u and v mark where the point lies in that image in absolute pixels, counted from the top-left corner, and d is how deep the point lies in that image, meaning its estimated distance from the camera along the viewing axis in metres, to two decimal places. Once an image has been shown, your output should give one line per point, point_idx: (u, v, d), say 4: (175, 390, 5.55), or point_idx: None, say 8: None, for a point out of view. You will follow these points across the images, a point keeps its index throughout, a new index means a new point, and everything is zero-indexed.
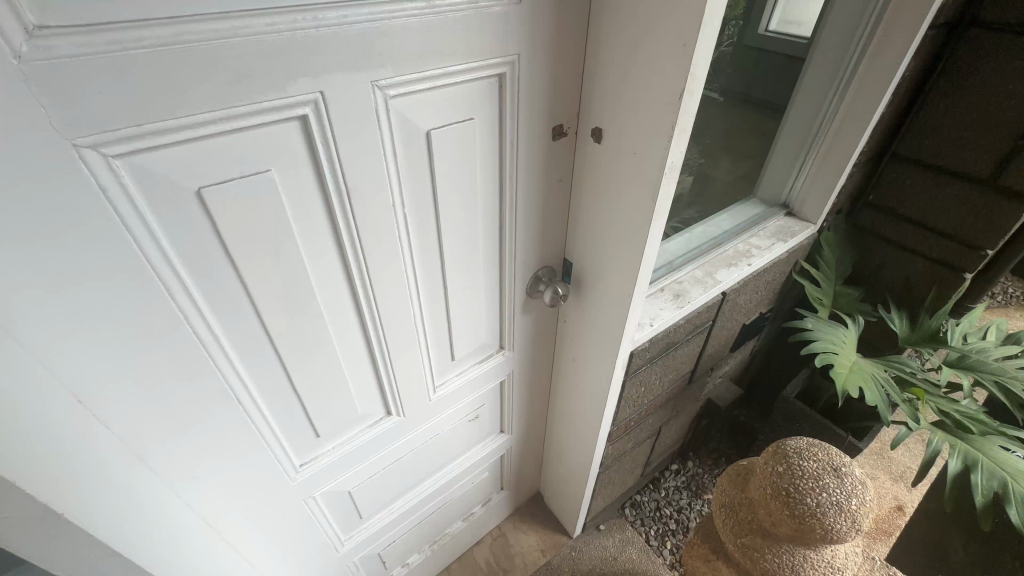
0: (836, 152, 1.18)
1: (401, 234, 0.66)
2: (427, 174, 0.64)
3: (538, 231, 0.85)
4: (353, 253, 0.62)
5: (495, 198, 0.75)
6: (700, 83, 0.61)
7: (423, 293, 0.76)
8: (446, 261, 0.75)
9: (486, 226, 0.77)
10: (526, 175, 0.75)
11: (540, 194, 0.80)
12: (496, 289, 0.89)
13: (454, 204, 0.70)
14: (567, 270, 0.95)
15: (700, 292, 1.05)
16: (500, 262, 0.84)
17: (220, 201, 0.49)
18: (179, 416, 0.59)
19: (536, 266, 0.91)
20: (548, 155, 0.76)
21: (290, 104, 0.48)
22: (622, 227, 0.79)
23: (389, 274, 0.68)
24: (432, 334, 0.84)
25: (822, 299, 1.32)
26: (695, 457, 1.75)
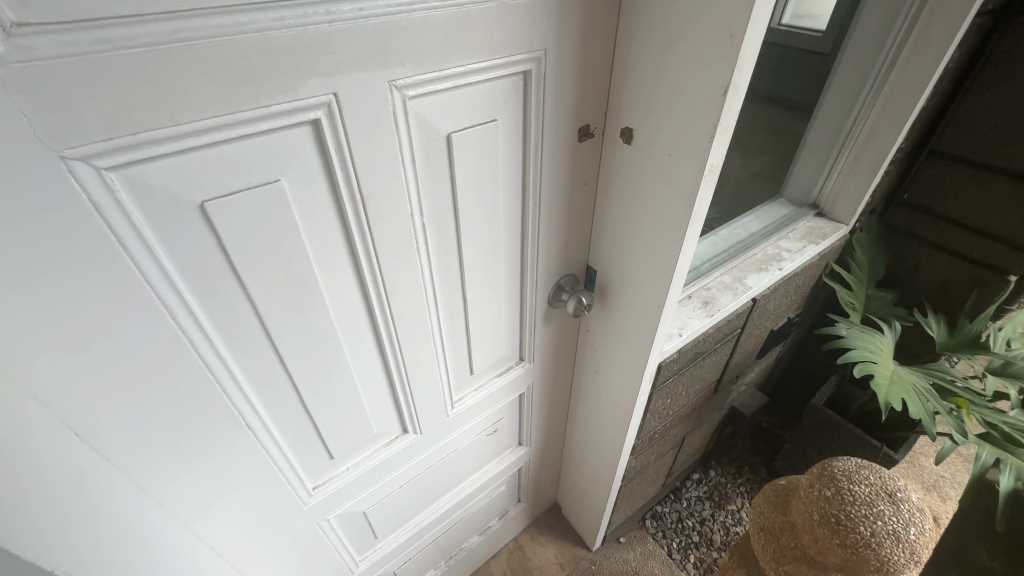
0: (871, 151, 1.12)
1: (420, 245, 0.62)
2: (447, 180, 0.59)
3: (561, 238, 0.80)
4: (369, 266, 0.58)
5: (518, 205, 0.70)
6: (745, 77, 0.56)
7: (441, 307, 0.72)
8: (466, 273, 0.71)
9: (508, 235, 0.72)
10: (551, 179, 0.71)
11: (565, 199, 0.75)
12: (517, 300, 0.84)
13: (476, 212, 0.65)
14: (592, 277, 0.91)
15: (730, 299, 1.00)
16: (521, 271, 0.80)
17: (225, 215, 0.45)
18: (184, 444, 0.55)
19: (558, 275, 0.86)
20: (573, 158, 0.71)
21: (301, 107, 0.44)
22: (654, 234, 0.74)
23: (407, 287, 0.64)
24: (451, 348, 0.79)
25: (853, 304, 1.26)
26: (717, 466, 1.70)
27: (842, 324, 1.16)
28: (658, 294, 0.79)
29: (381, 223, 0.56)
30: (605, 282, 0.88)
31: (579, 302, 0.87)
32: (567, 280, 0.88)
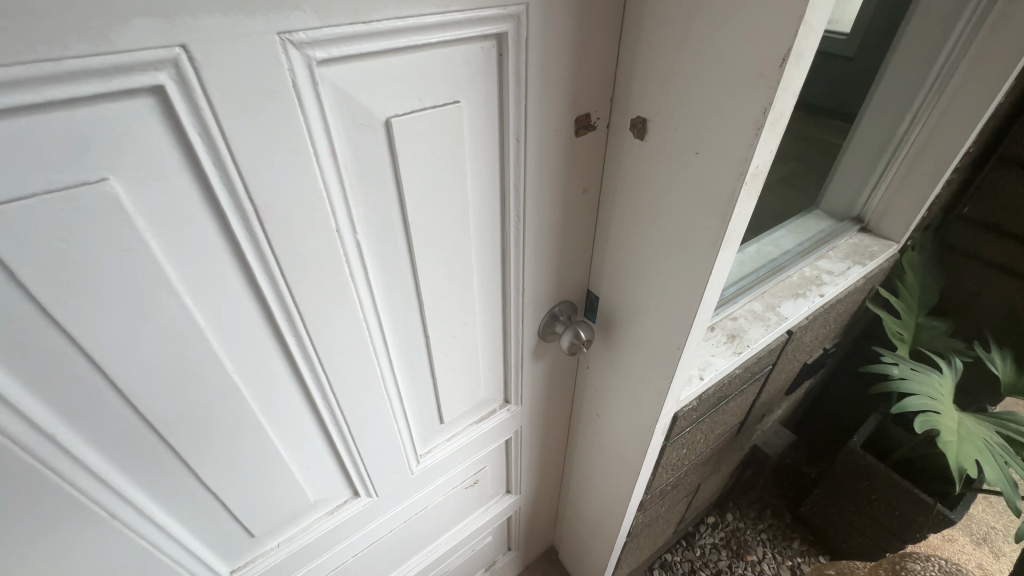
0: (931, 156, 0.93)
1: (354, 270, 0.46)
2: (389, 182, 0.43)
3: (554, 258, 0.64)
4: (278, 299, 0.42)
5: (495, 217, 0.54)
6: (810, 42, 0.39)
7: (395, 347, 0.55)
8: (426, 303, 0.54)
9: (481, 255, 0.56)
10: (538, 184, 0.54)
11: (557, 210, 0.59)
12: (499, 334, 0.68)
13: (435, 227, 0.49)
14: (594, 307, 0.74)
15: (762, 332, 0.82)
16: (501, 300, 0.63)
17: (11, 233, 0.29)
18: (8, 543, 0.40)
19: (551, 303, 0.70)
20: (566, 157, 0.55)
21: (126, 67, 0.28)
22: (675, 258, 0.56)
23: (339, 326, 0.48)
24: (412, 395, 0.63)
25: (900, 336, 1.08)
26: (735, 508, 1.51)
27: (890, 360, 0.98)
28: (677, 334, 0.61)
29: (289, 243, 0.40)
30: (610, 314, 0.71)
31: (581, 336, 0.70)
32: (562, 309, 0.72)
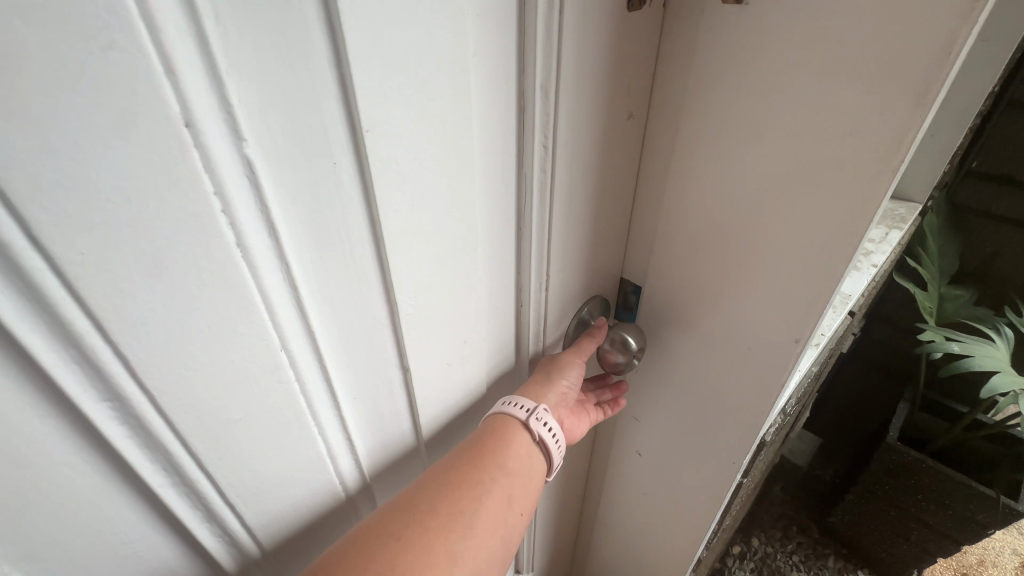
0: (956, 101, 0.82)
1: (250, 222, 0.21)
2: (308, 21, 0.19)
3: (586, 228, 0.41)
4: (24, 286, 0.17)
5: (511, 145, 0.31)
6: None
7: (344, 393, 0.30)
8: (396, 306, 0.29)
9: (488, 215, 0.32)
10: (575, 85, 0.32)
11: (593, 140, 0.36)
12: (509, 354, 0.44)
13: (414, 148, 0.25)
14: (630, 305, 0.51)
15: (830, 317, 0.64)
16: (513, 297, 0.39)
17: None
18: None
19: (580, 303, 0.47)
20: (613, 39, 0.33)
21: None
22: (794, 199, 0.35)
23: (221, 349, 0.22)
24: (379, 475, 0.36)
25: (931, 309, 0.95)
26: (759, 531, 1.29)
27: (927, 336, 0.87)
28: (787, 323, 0.40)
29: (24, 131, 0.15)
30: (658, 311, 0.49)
31: (628, 345, 0.47)
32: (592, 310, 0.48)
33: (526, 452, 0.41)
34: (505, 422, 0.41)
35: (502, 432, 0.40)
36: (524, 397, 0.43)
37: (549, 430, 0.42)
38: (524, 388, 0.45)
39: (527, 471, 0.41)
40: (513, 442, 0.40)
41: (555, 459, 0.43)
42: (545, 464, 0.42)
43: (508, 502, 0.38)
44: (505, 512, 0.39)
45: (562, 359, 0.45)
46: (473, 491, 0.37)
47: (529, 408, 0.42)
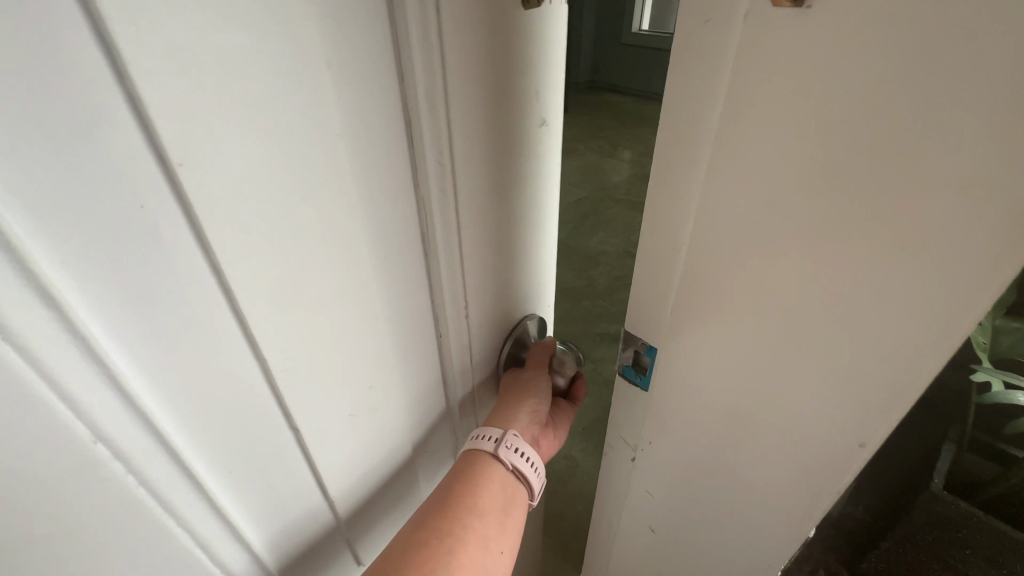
0: None
1: (32, 324, 0.18)
2: (108, 89, 0.17)
3: (500, 236, 0.41)
4: None
5: (404, 180, 0.31)
6: None
7: (211, 477, 0.27)
8: (278, 370, 0.28)
9: (382, 242, 0.31)
10: (468, 106, 0.32)
11: (498, 164, 0.37)
12: (439, 388, 0.43)
13: (272, 199, 0.24)
14: (646, 366, 0.43)
15: None
16: (429, 332, 0.39)
17: None
18: None
19: (512, 323, 0.49)
20: (502, 66, 0.33)
21: None
22: (842, 265, 0.29)
23: (20, 469, 0.19)
24: (282, 542, 0.34)
25: (984, 345, 0.85)
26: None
27: (980, 377, 0.76)
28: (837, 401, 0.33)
29: None
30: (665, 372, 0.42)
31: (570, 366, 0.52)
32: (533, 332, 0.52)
33: (498, 488, 0.43)
34: (479, 462, 0.44)
35: (474, 482, 0.43)
36: (491, 427, 0.45)
37: (520, 455, 0.44)
38: (496, 409, 0.47)
39: (504, 500, 0.43)
40: (483, 484, 0.42)
41: (534, 479, 0.46)
42: (524, 492, 0.45)
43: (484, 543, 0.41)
44: (483, 551, 0.41)
45: (523, 380, 0.48)
46: (443, 539, 0.39)
47: (496, 436, 0.44)
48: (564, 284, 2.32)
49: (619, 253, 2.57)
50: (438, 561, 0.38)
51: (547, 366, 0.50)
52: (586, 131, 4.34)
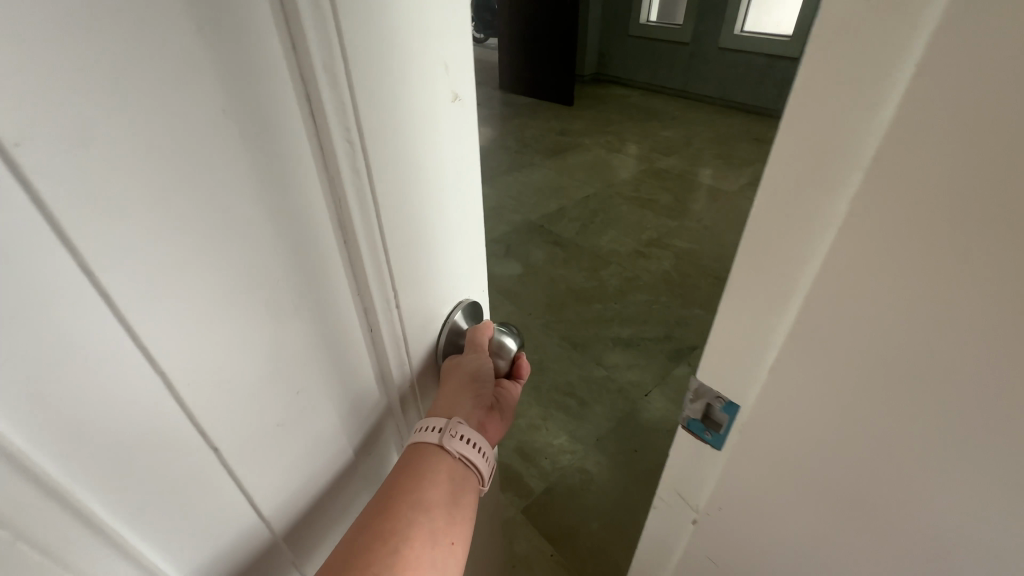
0: None
1: None
2: (38, 230, 0.26)
3: (416, 228, 0.49)
4: None
5: (318, 222, 0.40)
6: None
7: (113, 523, 0.35)
8: (194, 396, 0.36)
9: (280, 254, 0.38)
10: (376, 140, 0.41)
11: (409, 194, 0.46)
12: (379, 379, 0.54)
13: (178, 271, 0.32)
14: (720, 424, 0.47)
15: None
16: (354, 336, 0.48)
17: None
18: None
19: (442, 318, 0.59)
20: (403, 121, 0.42)
21: None
22: (963, 291, 0.28)
23: None
24: (177, 530, 0.39)
25: None
26: None
27: None
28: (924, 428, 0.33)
29: None
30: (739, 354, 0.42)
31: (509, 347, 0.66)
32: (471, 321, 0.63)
33: (444, 476, 0.54)
34: (427, 454, 0.54)
35: (423, 475, 0.53)
36: (436, 418, 0.57)
37: (463, 440, 0.56)
38: (440, 403, 0.58)
39: (452, 478, 0.55)
40: (431, 477, 0.53)
41: (483, 453, 0.58)
42: (468, 472, 0.56)
43: (435, 523, 0.52)
44: (435, 526, 0.52)
45: (462, 373, 0.59)
46: (393, 523, 0.50)
47: (440, 426, 0.56)
48: (577, 287, 2.25)
49: (632, 253, 2.49)
50: (394, 537, 0.49)
51: (481, 358, 0.61)
52: (595, 126, 4.23)
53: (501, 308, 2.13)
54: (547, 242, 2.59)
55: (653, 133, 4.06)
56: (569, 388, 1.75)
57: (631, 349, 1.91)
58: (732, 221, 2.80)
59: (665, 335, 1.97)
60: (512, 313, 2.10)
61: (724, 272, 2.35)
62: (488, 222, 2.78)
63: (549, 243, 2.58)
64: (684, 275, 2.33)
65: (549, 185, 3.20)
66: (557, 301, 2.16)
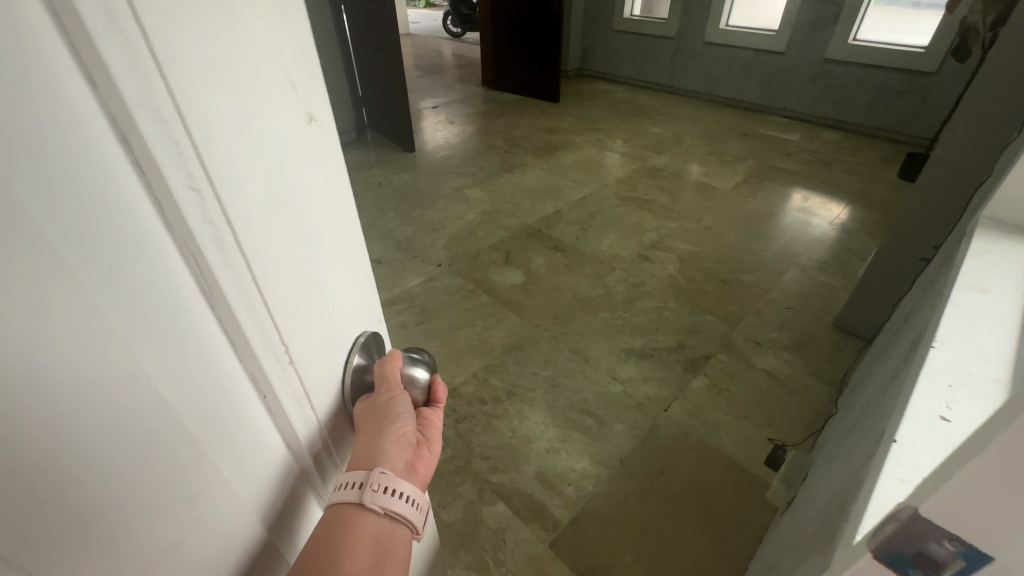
0: None
1: None
2: None
3: (300, 263, 0.43)
4: None
5: (181, 295, 0.34)
6: None
7: None
8: (32, 575, 0.29)
9: (131, 351, 0.31)
10: (230, 174, 0.34)
11: (281, 240, 0.40)
12: (280, 446, 0.48)
13: None
14: (947, 569, 0.35)
15: None
16: (246, 405, 0.43)
17: None
18: None
19: (342, 360, 0.53)
20: (262, 146, 0.36)
21: None
22: None
23: None
24: None
25: None
26: None
27: None
28: None
29: None
30: (1017, 512, 0.31)
31: (422, 377, 0.60)
32: (370, 359, 0.58)
33: (369, 534, 0.51)
34: (350, 514, 0.51)
35: (347, 538, 0.50)
36: (355, 472, 0.53)
37: (393, 493, 0.52)
38: (358, 455, 0.54)
39: (377, 535, 0.52)
40: (353, 542, 0.50)
41: (413, 501, 0.55)
42: (398, 523, 0.53)
43: None
44: None
45: (377, 420, 0.55)
46: None
47: (360, 481, 0.52)
48: (583, 295, 2.17)
49: (635, 257, 2.43)
50: None
51: (396, 396, 0.56)
52: (584, 123, 4.15)
53: (507, 321, 2.04)
54: (547, 247, 2.50)
55: (643, 129, 4.01)
56: (585, 406, 1.67)
57: (645, 361, 1.84)
58: (731, 221, 2.77)
59: (677, 345, 1.91)
60: (518, 326, 2.01)
61: (729, 275, 2.31)
62: (485, 227, 2.68)
63: (550, 248, 2.50)
64: (689, 279, 2.29)
65: (544, 186, 3.11)
66: (564, 311, 2.08)
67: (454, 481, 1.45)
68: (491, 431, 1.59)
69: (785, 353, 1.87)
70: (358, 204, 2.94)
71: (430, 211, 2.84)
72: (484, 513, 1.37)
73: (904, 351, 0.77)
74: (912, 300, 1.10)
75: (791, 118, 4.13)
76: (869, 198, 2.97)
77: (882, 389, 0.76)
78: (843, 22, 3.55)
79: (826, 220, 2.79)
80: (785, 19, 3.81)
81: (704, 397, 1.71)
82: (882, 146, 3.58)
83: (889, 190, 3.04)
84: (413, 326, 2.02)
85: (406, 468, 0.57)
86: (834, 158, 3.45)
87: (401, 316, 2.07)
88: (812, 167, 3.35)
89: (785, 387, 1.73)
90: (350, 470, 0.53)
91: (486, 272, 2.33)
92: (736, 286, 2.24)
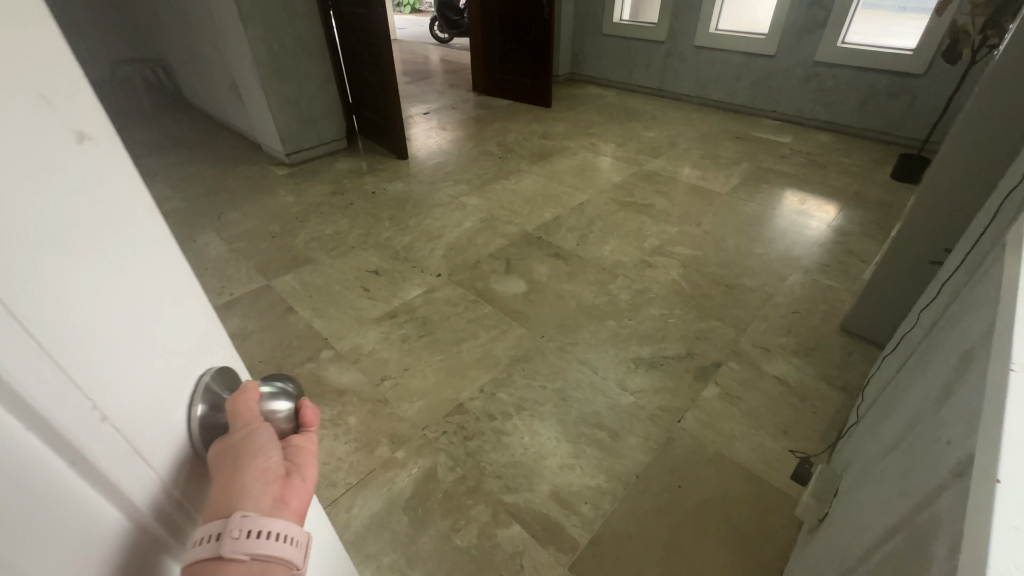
0: None
1: None
2: None
3: (99, 294, 0.31)
4: None
5: None
6: None
7: None
8: None
9: None
10: None
11: (24, 240, 0.27)
12: (115, 529, 0.32)
13: None
14: None
15: None
16: (73, 503, 0.29)
17: None
18: None
19: (183, 394, 0.39)
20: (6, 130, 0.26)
21: None
22: None
23: None
24: None
25: None
26: None
27: None
28: None
29: None
30: None
31: (286, 404, 0.45)
32: (212, 395, 0.42)
33: None
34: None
35: None
36: (210, 523, 0.36)
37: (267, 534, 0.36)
38: (216, 501, 0.37)
39: None
40: None
41: (298, 554, 0.38)
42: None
43: None
44: None
45: (236, 448, 0.39)
46: None
47: (217, 532, 0.35)
48: (587, 303, 2.13)
49: (637, 263, 2.40)
50: None
51: (260, 415, 0.42)
52: (577, 128, 4.13)
53: (511, 332, 1.99)
54: (547, 254, 2.46)
55: (636, 133, 4.01)
56: (597, 419, 1.62)
57: (655, 371, 1.80)
58: (731, 224, 2.76)
59: (686, 353, 1.88)
60: (523, 336, 1.96)
61: (733, 280, 2.29)
62: (483, 235, 2.63)
63: (550, 256, 2.45)
64: (693, 285, 2.26)
65: (541, 192, 3.07)
66: (568, 321, 2.03)
67: (466, 503, 1.39)
68: (502, 448, 1.54)
69: (795, 358, 1.85)
70: (352, 213, 2.87)
71: (427, 219, 2.79)
72: (500, 536, 1.32)
73: (953, 360, 0.75)
74: (935, 305, 1.07)
75: (782, 121, 4.16)
76: (865, 200, 2.98)
77: (934, 403, 0.73)
78: (831, 25, 3.58)
79: (823, 221, 2.79)
80: (774, 23, 3.84)
81: (717, 406, 1.67)
82: (873, 147, 3.62)
83: (884, 191, 3.06)
84: (415, 339, 1.96)
85: (287, 506, 0.40)
86: (827, 160, 3.47)
87: (403, 329, 2.01)
88: (806, 168, 3.36)
89: (798, 393, 1.71)
90: (206, 524, 0.36)
91: (487, 281, 2.28)
92: (740, 290, 2.22)
